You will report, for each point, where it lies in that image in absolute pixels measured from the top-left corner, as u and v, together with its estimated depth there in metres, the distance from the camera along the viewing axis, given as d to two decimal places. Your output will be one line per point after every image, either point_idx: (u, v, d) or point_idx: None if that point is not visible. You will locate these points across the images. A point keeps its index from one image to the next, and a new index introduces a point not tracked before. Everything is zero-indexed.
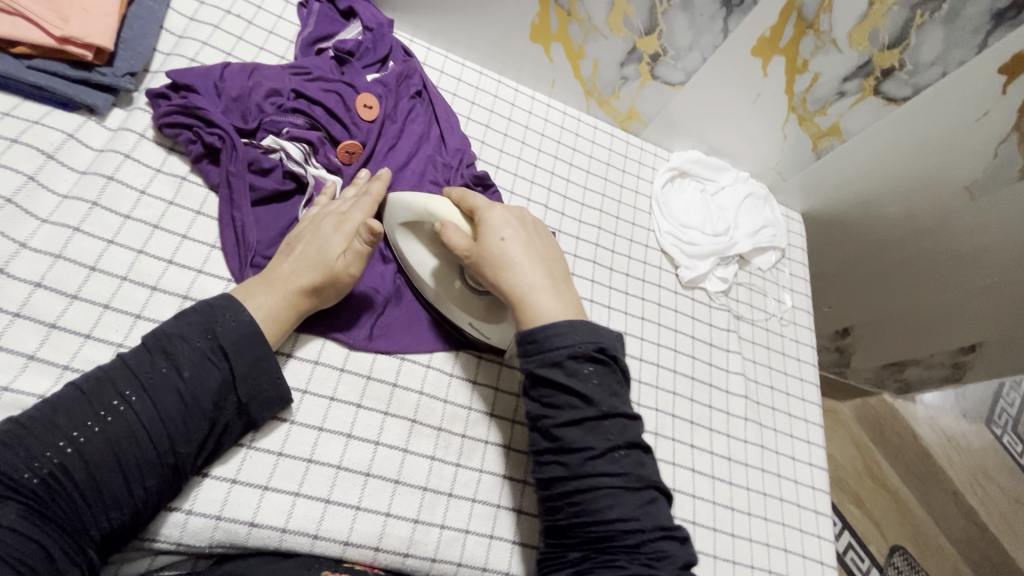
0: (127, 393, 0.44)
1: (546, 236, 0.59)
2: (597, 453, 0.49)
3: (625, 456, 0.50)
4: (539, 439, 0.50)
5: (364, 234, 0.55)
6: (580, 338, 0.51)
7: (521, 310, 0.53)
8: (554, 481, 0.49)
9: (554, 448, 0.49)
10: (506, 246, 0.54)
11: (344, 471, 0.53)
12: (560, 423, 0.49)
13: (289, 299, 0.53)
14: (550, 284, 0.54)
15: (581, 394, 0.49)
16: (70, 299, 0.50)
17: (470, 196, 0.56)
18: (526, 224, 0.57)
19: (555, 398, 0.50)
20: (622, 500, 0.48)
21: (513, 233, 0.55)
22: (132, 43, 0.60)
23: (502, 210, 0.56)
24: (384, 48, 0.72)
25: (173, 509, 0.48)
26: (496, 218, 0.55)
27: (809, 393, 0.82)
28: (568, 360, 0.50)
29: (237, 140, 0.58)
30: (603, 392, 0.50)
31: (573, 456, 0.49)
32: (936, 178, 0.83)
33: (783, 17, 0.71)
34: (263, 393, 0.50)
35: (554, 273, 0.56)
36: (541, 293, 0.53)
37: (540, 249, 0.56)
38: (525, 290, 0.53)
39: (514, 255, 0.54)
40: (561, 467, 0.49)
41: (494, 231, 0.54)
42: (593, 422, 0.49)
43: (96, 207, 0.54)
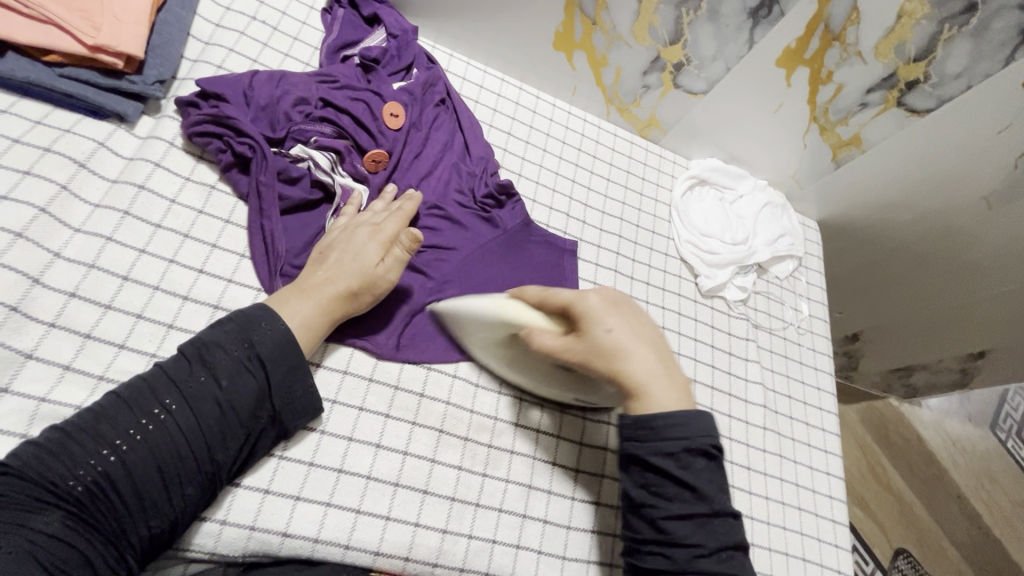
0: (167, 401, 0.44)
1: (639, 310, 0.56)
2: (704, 552, 0.47)
3: (730, 558, 0.48)
4: (643, 528, 0.49)
5: (404, 242, 0.58)
6: (696, 432, 0.49)
7: (639, 399, 0.51)
8: (656, 572, 0.47)
9: (660, 538, 0.48)
10: (611, 336, 0.51)
11: (373, 481, 0.54)
12: (670, 514, 0.48)
13: (324, 306, 0.53)
14: (659, 364, 0.53)
15: (693, 488, 0.48)
16: (103, 308, 0.50)
17: (554, 292, 0.53)
18: (622, 302, 0.55)
19: (664, 485, 0.48)
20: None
21: (615, 319, 0.52)
22: (161, 50, 0.60)
23: (597, 294, 0.53)
24: (409, 55, 0.72)
25: (206, 519, 0.48)
26: (593, 307, 0.52)
27: (826, 402, 0.82)
28: (683, 453, 0.49)
29: (267, 150, 0.58)
30: (715, 491, 0.49)
31: (681, 551, 0.47)
32: (954, 188, 0.82)
33: (810, 30, 0.71)
34: (297, 401, 0.50)
35: (659, 347, 0.54)
36: (654, 377, 0.51)
37: (641, 324, 0.54)
38: (637, 377, 0.51)
39: (620, 343, 0.51)
40: (665, 559, 0.47)
41: (596, 322, 0.52)
42: (704, 520, 0.48)
43: (128, 216, 0.54)
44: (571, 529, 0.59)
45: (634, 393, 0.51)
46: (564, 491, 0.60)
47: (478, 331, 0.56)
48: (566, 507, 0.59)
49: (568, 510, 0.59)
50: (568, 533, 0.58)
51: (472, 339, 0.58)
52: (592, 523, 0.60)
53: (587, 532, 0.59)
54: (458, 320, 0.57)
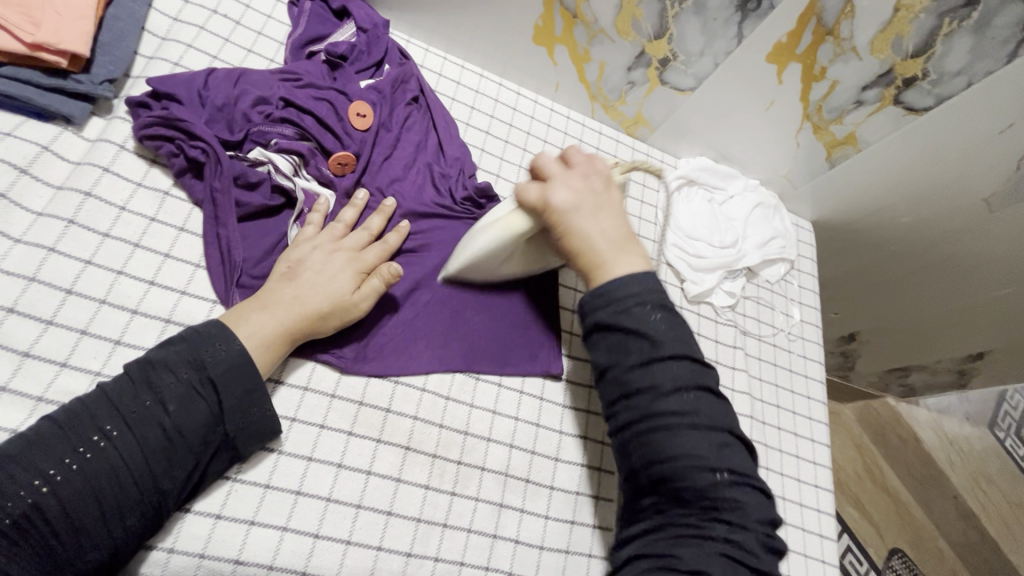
0: (108, 427, 0.42)
1: (606, 195, 0.55)
2: (666, 394, 0.46)
3: (698, 399, 0.47)
4: (610, 389, 0.49)
5: (383, 273, 0.55)
6: (638, 290, 0.49)
7: (588, 277, 0.52)
8: (626, 426, 0.48)
9: (624, 394, 0.48)
10: (574, 227, 0.52)
11: (333, 503, 0.51)
12: (629, 367, 0.47)
13: (288, 327, 0.50)
14: (614, 248, 0.52)
15: (648, 335, 0.47)
16: (44, 324, 0.47)
17: (529, 189, 0.54)
18: (588, 188, 0.54)
19: (622, 344, 0.48)
20: (690, 444, 0.45)
21: (578, 210, 0.52)
22: (110, 49, 0.58)
23: (563, 185, 0.53)
24: (379, 51, 0.69)
25: (153, 547, 0.45)
26: (558, 199, 0.52)
27: (816, 410, 0.79)
28: (635, 306, 0.48)
29: (222, 154, 0.55)
30: (671, 336, 0.48)
31: (645, 399, 0.47)
32: (953, 190, 0.79)
33: (801, 22, 0.67)
34: (251, 425, 0.47)
35: (622, 230, 0.54)
36: (609, 258, 0.51)
37: (607, 215, 0.54)
38: (590, 255, 0.52)
39: (582, 234, 0.52)
40: (632, 411, 0.47)
41: (560, 217, 0.52)
42: (658, 365, 0.47)
43: (73, 225, 0.51)
44: (544, 549, 0.56)
45: (584, 274, 0.52)
46: (538, 510, 0.57)
47: (486, 267, 0.58)
48: (539, 526, 0.56)
49: (542, 529, 0.56)
50: (541, 553, 0.56)
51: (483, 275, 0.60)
52: (567, 543, 0.57)
53: (561, 553, 0.56)
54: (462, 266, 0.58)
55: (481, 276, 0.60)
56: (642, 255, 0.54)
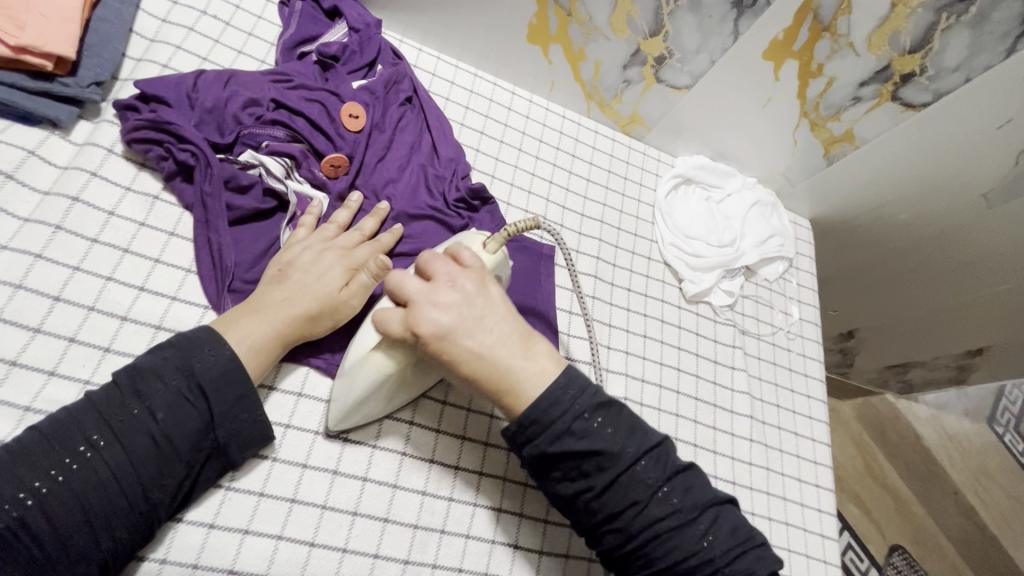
0: (95, 437, 0.41)
1: (484, 299, 0.46)
2: (644, 505, 0.44)
3: (673, 489, 0.45)
4: (585, 517, 0.46)
5: (372, 268, 0.53)
6: (577, 397, 0.44)
7: (505, 402, 0.45)
8: (616, 546, 0.45)
9: (603, 521, 0.45)
10: (462, 354, 0.44)
11: (330, 511, 0.50)
12: (597, 493, 0.44)
13: (278, 329, 0.49)
14: (515, 357, 0.45)
15: (604, 453, 0.44)
16: (31, 332, 0.46)
17: (389, 321, 0.46)
18: (463, 296, 0.45)
19: (579, 468, 0.44)
20: (683, 539, 0.44)
21: (458, 331, 0.44)
22: (98, 51, 0.57)
23: (431, 305, 0.44)
24: (372, 51, 0.68)
25: (145, 558, 0.44)
26: (429, 326, 0.44)
27: (816, 409, 0.79)
28: (577, 423, 0.44)
29: (211, 157, 0.54)
30: (626, 440, 0.45)
31: (626, 518, 0.44)
32: (951, 187, 0.79)
33: (798, 19, 0.67)
34: (243, 431, 0.47)
35: (513, 333, 0.46)
36: (516, 375, 0.44)
37: (489, 321, 0.45)
38: (491, 381, 0.44)
39: (474, 358, 0.44)
40: (618, 533, 0.45)
41: (437, 347, 0.44)
42: (625, 479, 0.44)
43: (60, 231, 0.50)
44: (543, 554, 0.55)
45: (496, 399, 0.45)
46: (537, 514, 0.56)
47: (374, 406, 0.51)
48: (538, 532, 0.56)
49: (541, 534, 0.56)
50: (540, 558, 0.55)
51: (373, 411, 0.53)
52: (566, 547, 0.56)
53: (560, 557, 0.55)
54: (352, 416, 0.51)
55: (374, 418, 0.53)
56: (549, 348, 0.47)
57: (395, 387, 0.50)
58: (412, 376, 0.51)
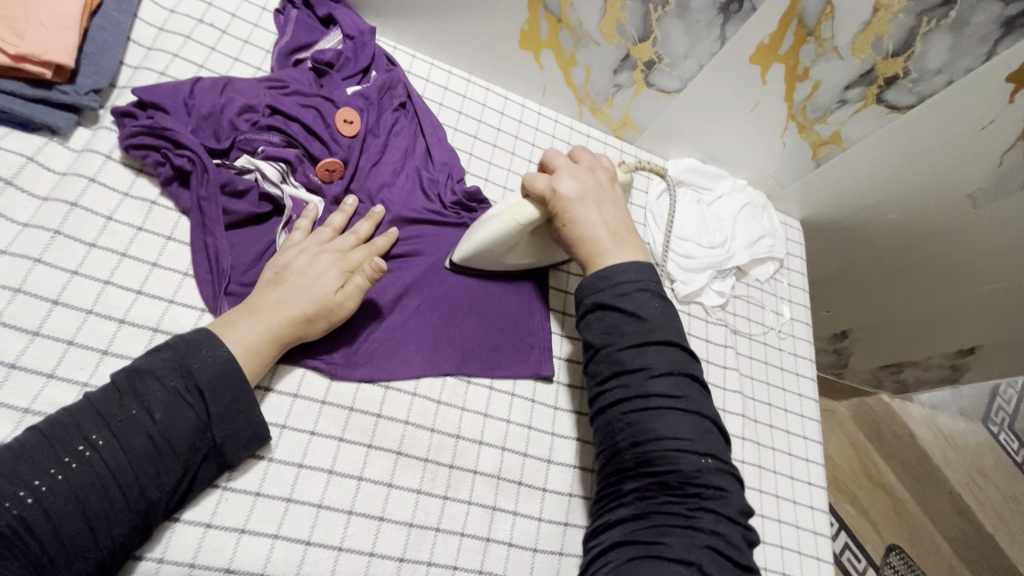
0: (94, 437, 0.42)
1: (610, 192, 0.59)
2: (656, 375, 0.49)
3: (684, 383, 0.49)
4: (602, 367, 0.51)
5: (368, 271, 0.55)
6: (639, 279, 0.53)
7: (590, 263, 0.55)
8: (614, 402, 0.49)
9: (614, 372, 0.50)
10: (579, 217, 0.55)
11: (325, 510, 0.50)
12: (623, 345, 0.50)
13: (274, 331, 0.50)
14: (615, 239, 0.56)
15: (641, 316, 0.50)
16: (30, 336, 0.47)
17: (537, 178, 0.57)
18: (592, 182, 0.58)
19: (617, 324, 0.51)
20: (676, 424, 0.47)
21: (583, 201, 0.56)
22: (96, 59, 0.58)
23: (571, 178, 0.57)
24: (366, 57, 0.69)
25: (142, 558, 0.44)
26: (564, 189, 0.56)
27: (808, 408, 0.80)
28: (635, 291, 0.51)
29: (208, 162, 0.55)
30: (666, 320, 0.51)
31: (636, 379, 0.49)
32: (937, 188, 0.80)
33: (783, 24, 0.68)
34: (239, 432, 0.47)
35: (621, 223, 0.57)
36: (609, 247, 0.55)
37: (607, 207, 0.57)
38: (591, 243, 0.55)
39: (586, 224, 0.55)
40: (622, 389, 0.49)
41: (566, 206, 0.56)
42: (651, 347, 0.49)
43: (58, 235, 0.51)
44: (537, 552, 0.56)
45: (585, 260, 0.55)
46: (530, 512, 0.57)
47: (491, 255, 0.60)
48: (532, 529, 0.56)
49: (535, 531, 0.56)
50: (534, 556, 0.55)
51: (491, 263, 0.62)
52: (560, 545, 0.57)
53: (554, 555, 0.56)
54: (477, 257, 0.60)
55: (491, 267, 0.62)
56: (638, 247, 0.58)
57: (517, 245, 0.59)
58: (527, 243, 0.60)
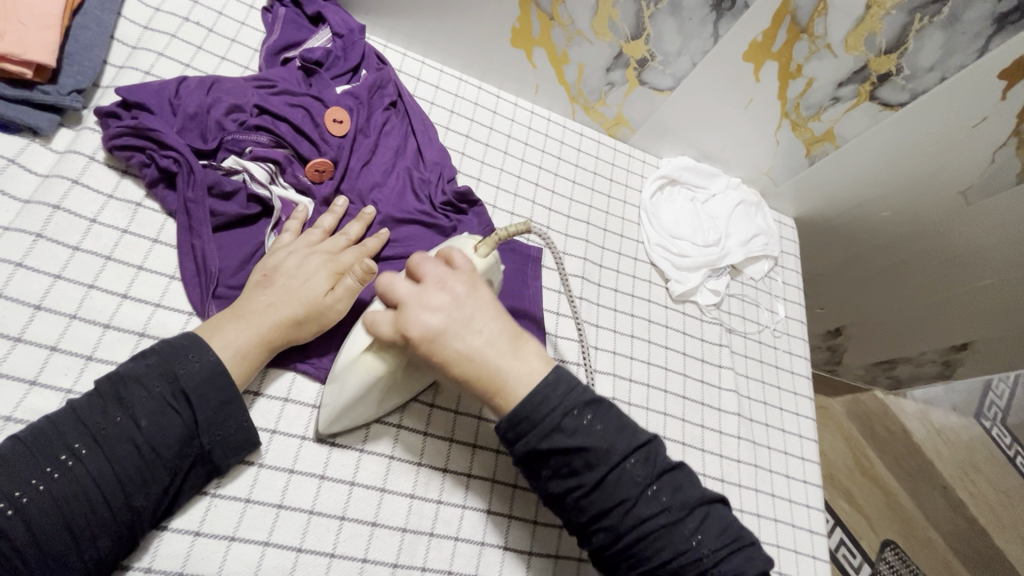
0: (77, 445, 0.41)
1: (479, 298, 0.47)
2: (632, 503, 0.43)
3: (661, 488, 0.44)
4: (574, 514, 0.45)
5: (358, 272, 0.53)
6: (566, 395, 0.44)
7: (494, 401, 0.44)
8: (603, 545, 0.44)
9: (592, 519, 0.44)
10: (450, 355, 0.44)
11: (317, 516, 0.50)
12: (588, 490, 0.43)
13: (263, 334, 0.49)
14: (501, 358, 0.45)
15: (595, 450, 0.43)
16: (12, 342, 0.46)
17: (382, 323, 0.46)
18: (454, 297, 0.46)
19: (567, 466, 0.43)
20: (671, 540, 0.43)
21: (449, 332, 0.44)
22: (78, 59, 0.57)
23: (421, 308, 0.45)
24: (356, 56, 0.69)
25: (130, 568, 0.43)
26: (419, 328, 0.44)
27: (803, 406, 0.80)
28: (565, 420, 0.43)
29: (194, 163, 0.54)
30: (616, 435, 0.44)
31: (615, 517, 0.43)
32: (931, 185, 0.80)
33: (776, 21, 0.68)
34: (229, 437, 0.46)
35: (504, 332, 0.46)
36: (505, 376, 0.44)
37: (480, 321, 0.45)
38: (480, 379, 0.44)
39: (464, 359, 0.44)
40: (605, 532, 0.44)
41: (430, 348, 0.44)
42: (614, 477, 0.43)
43: (42, 238, 0.50)
44: (533, 555, 0.55)
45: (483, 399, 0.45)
46: (526, 515, 0.56)
47: (360, 413, 0.51)
48: (528, 532, 0.56)
49: (531, 535, 0.56)
50: (530, 559, 0.55)
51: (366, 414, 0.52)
52: (556, 548, 0.56)
53: (550, 558, 0.55)
54: (343, 420, 0.51)
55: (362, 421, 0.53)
56: (536, 348, 0.47)
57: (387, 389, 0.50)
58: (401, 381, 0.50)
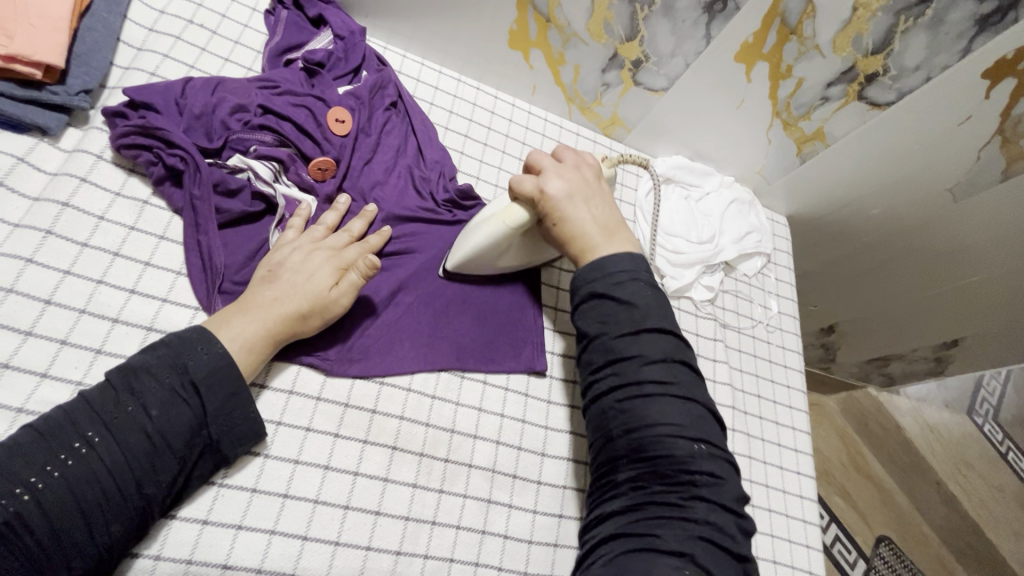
0: (90, 434, 0.42)
1: (599, 187, 0.59)
2: (649, 361, 0.48)
3: (682, 373, 0.48)
4: (596, 357, 0.49)
5: (361, 267, 0.55)
6: (631, 268, 0.52)
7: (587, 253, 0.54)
8: (609, 391, 0.48)
9: (609, 360, 0.48)
10: (569, 214, 0.55)
11: (321, 505, 0.51)
12: (617, 334, 0.49)
13: (269, 327, 0.50)
14: (605, 230, 0.55)
15: (636, 306, 0.49)
16: (23, 336, 0.47)
17: (524, 180, 0.57)
18: (580, 181, 0.57)
19: (612, 313, 0.49)
20: (671, 411, 0.46)
21: (573, 198, 0.55)
22: (86, 60, 0.58)
23: (556, 176, 0.56)
24: (357, 57, 0.70)
25: (139, 555, 0.44)
26: (550, 189, 0.55)
27: (796, 400, 0.81)
28: (626, 281, 0.51)
29: (201, 161, 0.56)
30: (655, 310, 0.50)
31: (629, 367, 0.48)
32: (920, 183, 0.82)
33: (766, 22, 0.69)
34: (236, 428, 0.48)
35: (611, 215, 0.57)
36: (603, 239, 0.54)
37: (596, 201, 0.57)
38: (584, 237, 0.54)
39: (578, 220, 0.55)
40: (616, 375, 0.48)
41: (556, 204, 0.55)
42: (646, 334, 0.48)
43: (50, 235, 0.51)
44: (533, 544, 0.56)
45: (578, 257, 0.55)
46: (526, 504, 0.58)
47: (484, 262, 0.60)
48: (527, 521, 0.57)
49: (531, 524, 0.57)
50: (530, 547, 0.56)
51: (489, 267, 0.62)
52: (555, 537, 0.57)
53: (550, 546, 0.57)
54: (471, 264, 0.60)
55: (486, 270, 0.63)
56: (630, 240, 0.56)
57: (513, 246, 0.59)
58: (523, 245, 0.60)
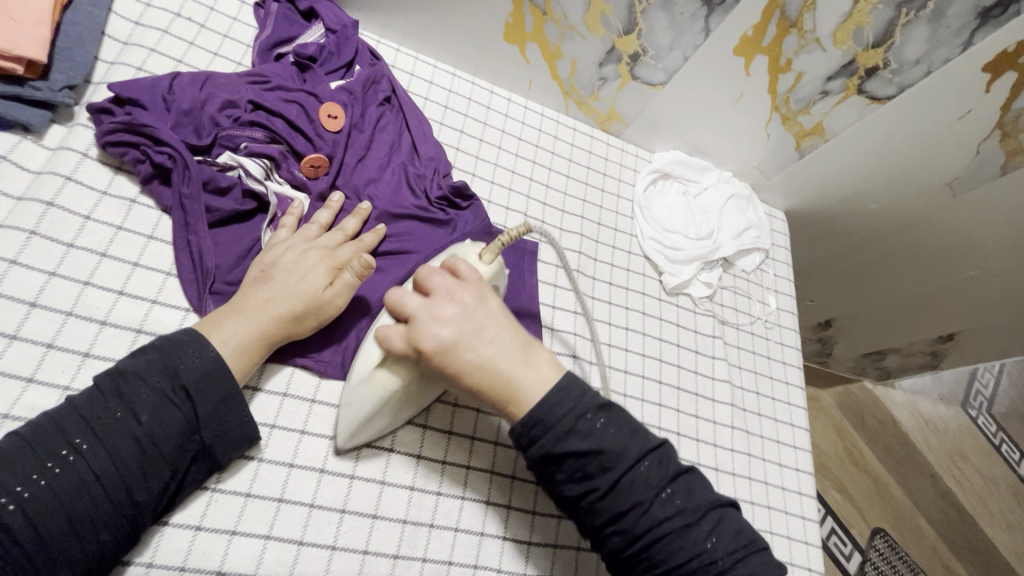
0: (77, 440, 0.41)
1: (489, 308, 0.47)
2: (647, 506, 0.44)
3: (676, 491, 0.45)
4: (589, 518, 0.45)
5: (357, 268, 0.53)
6: (582, 396, 0.45)
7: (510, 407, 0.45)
8: (618, 547, 0.45)
9: (607, 522, 0.44)
10: (461, 367, 0.44)
11: (317, 509, 0.50)
12: (603, 493, 0.44)
13: (262, 329, 0.49)
14: (514, 366, 0.46)
15: (609, 451, 0.44)
16: (8, 339, 0.46)
17: (395, 337, 0.46)
18: (465, 310, 0.46)
19: (583, 468, 0.44)
20: (687, 544, 0.44)
21: (461, 344, 0.45)
22: (70, 55, 0.56)
23: (433, 320, 0.45)
24: (350, 51, 0.69)
25: (131, 563, 0.44)
26: (431, 340, 0.44)
27: (795, 396, 0.81)
28: (579, 423, 0.44)
29: (189, 159, 0.54)
30: (626, 439, 0.45)
31: (630, 519, 0.44)
32: (919, 176, 0.81)
33: (766, 15, 0.69)
34: (228, 432, 0.46)
35: (514, 340, 0.47)
36: (517, 383, 0.45)
37: (490, 331, 0.46)
38: (495, 389, 0.45)
39: (476, 371, 0.45)
40: (619, 534, 0.44)
41: (442, 360, 0.44)
42: (627, 481, 0.44)
43: (35, 235, 0.49)
44: (532, 545, 0.56)
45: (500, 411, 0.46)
46: (525, 505, 0.57)
47: (378, 426, 0.51)
48: (526, 523, 0.56)
49: (530, 525, 0.56)
50: (529, 549, 0.55)
51: (377, 431, 0.52)
52: (555, 538, 0.57)
53: (549, 547, 0.56)
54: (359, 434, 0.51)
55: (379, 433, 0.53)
56: (548, 354, 0.48)
57: (399, 405, 0.50)
58: (411, 396, 0.51)
